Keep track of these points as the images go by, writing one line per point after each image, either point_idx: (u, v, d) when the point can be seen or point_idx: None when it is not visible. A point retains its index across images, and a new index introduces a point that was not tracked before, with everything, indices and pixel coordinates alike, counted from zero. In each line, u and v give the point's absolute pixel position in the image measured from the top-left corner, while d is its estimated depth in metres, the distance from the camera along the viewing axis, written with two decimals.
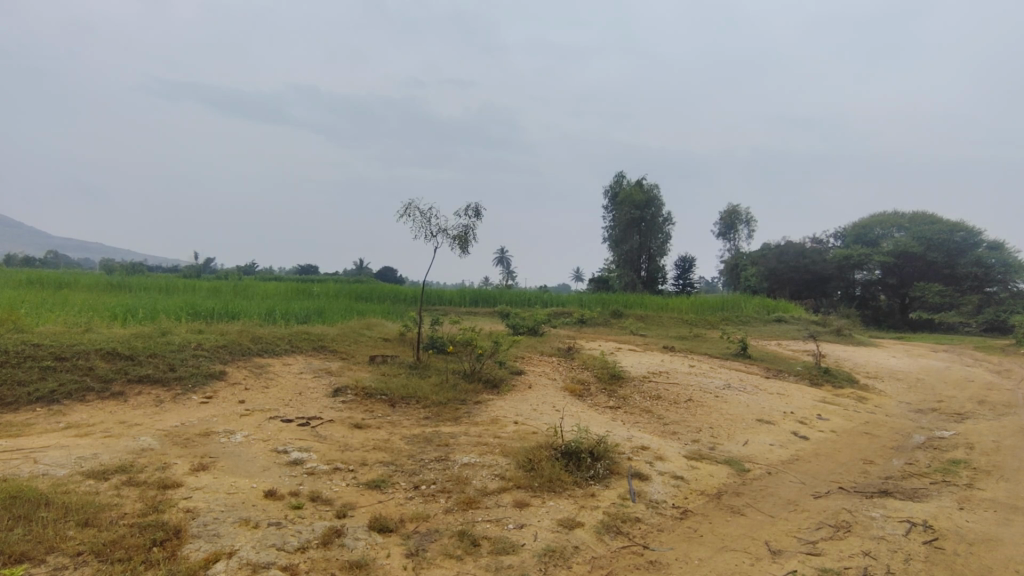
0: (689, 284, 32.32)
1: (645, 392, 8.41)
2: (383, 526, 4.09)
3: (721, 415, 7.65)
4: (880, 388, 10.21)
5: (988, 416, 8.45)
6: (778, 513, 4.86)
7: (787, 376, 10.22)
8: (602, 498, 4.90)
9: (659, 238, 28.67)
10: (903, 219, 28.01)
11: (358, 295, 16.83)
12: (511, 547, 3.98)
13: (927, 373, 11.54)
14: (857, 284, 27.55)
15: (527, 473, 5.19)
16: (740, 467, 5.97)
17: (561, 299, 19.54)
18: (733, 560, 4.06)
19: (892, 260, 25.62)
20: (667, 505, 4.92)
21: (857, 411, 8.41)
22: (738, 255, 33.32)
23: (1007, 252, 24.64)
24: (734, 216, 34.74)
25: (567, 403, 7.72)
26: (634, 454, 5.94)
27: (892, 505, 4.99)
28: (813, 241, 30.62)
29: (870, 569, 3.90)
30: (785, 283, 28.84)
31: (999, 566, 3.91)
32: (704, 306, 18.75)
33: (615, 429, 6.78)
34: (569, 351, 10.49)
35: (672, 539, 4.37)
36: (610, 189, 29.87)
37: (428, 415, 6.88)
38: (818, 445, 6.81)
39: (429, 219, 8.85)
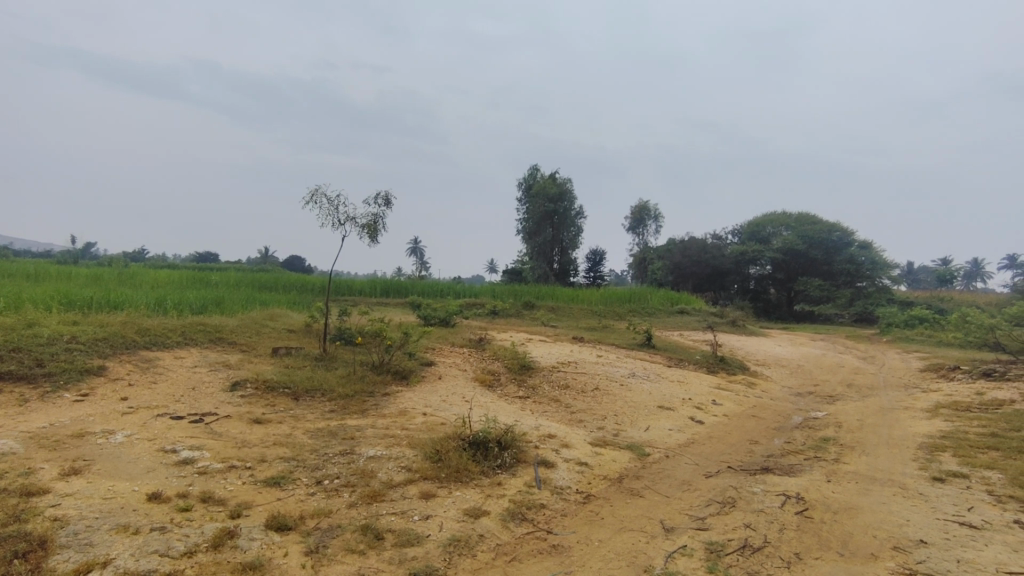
0: (599, 277, 33.42)
1: (553, 381, 8.62)
2: (280, 524, 3.93)
3: (625, 403, 7.99)
4: (767, 374, 11.10)
5: (855, 398, 9.42)
6: (673, 494, 5.16)
7: (686, 365, 10.84)
8: (508, 487, 4.98)
9: (572, 231, 29.32)
10: (790, 218, 30.40)
11: (261, 284, 15.95)
12: (416, 538, 3.96)
13: (806, 360, 12.65)
14: (751, 278, 29.63)
15: (434, 464, 5.17)
16: (640, 451, 6.27)
17: (475, 290, 19.57)
18: (630, 539, 4.27)
19: (781, 256, 27.92)
20: (571, 491, 5.08)
21: (746, 396, 9.08)
22: (646, 249, 34.85)
23: (875, 250, 27.46)
24: (644, 211, 36.21)
25: (477, 394, 7.75)
26: (541, 442, 6.08)
27: (771, 480, 5.44)
28: (712, 237, 32.59)
29: (750, 539, 4.24)
30: (688, 276, 30.30)
31: (857, 530, 4.38)
32: (612, 298, 19.40)
33: (523, 418, 6.90)
34: (480, 343, 10.52)
35: (575, 522, 4.52)
36: (525, 181, 30.21)
37: (334, 409, 6.67)
38: (711, 429, 7.28)
39: (336, 207, 8.51)
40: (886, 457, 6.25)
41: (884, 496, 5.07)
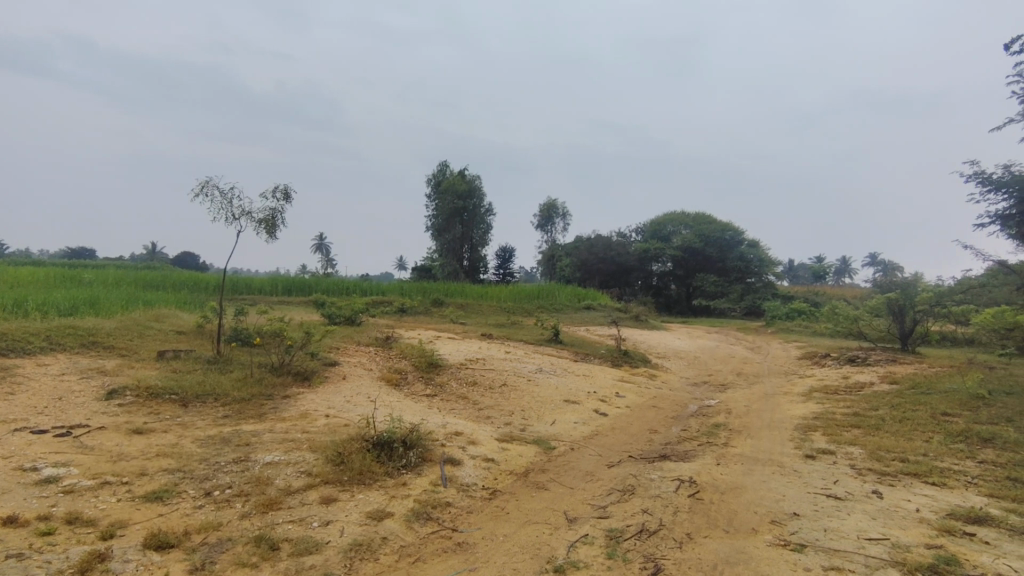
0: (509, 274, 33.80)
1: (462, 378, 8.60)
2: (162, 542, 3.64)
3: (533, 398, 8.13)
4: (666, 366, 11.72)
5: (743, 385, 10.18)
6: (576, 485, 5.31)
7: (592, 359, 11.21)
8: (414, 487, 4.91)
9: (481, 228, 29.44)
10: (688, 217, 32.25)
11: (145, 282, 14.67)
12: (314, 546, 3.80)
13: (701, 352, 13.48)
14: (653, 275, 31.11)
15: (336, 467, 4.99)
16: (546, 445, 6.40)
17: (383, 287, 19.13)
18: (534, 531, 4.34)
19: (681, 253, 29.60)
20: (477, 487, 5.09)
21: (647, 388, 9.53)
22: (555, 246, 35.67)
23: (762, 248, 29.77)
24: (553, 209, 36.99)
25: (383, 393, 7.59)
26: (448, 440, 6.05)
27: (668, 467, 5.75)
28: (618, 235, 33.93)
29: (646, 524, 4.44)
30: (595, 273, 31.23)
31: (741, 508, 4.71)
32: (521, 295, 19.65)
33: (430, 416, 6.83)
34: (387, 341, 10.31)
35: (481, 519, 4.54)
36: (434, 178, 29.88)
37: (228, 414, 6.27)
38: (614, 420, 7.57)
39: (230, 200, 8.00)
40: (768, 439, 6.79)
41: (765, 474, 5.51)
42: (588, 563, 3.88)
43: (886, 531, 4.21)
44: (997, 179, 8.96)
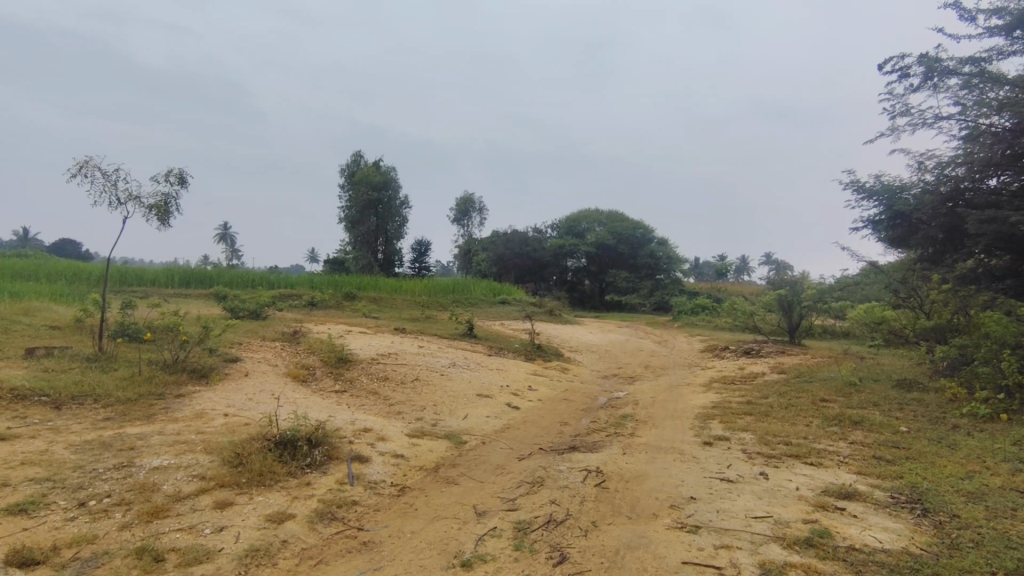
0: (425, 268, 33.45)
1: (373, 374, 8.38)
2: (24, 560, 3.27)
3: (445, 392, 8.08)
4: (578, 359, 12.05)
5: (650, 377, 10.67)
6: (486, 478, 5.33)
7: (506, 353, 11.31)
8: (318, 486, 4.73)
9: (396, 221, 28.96)
10: (602, 215, 33.27)
11: (14, 272, 13.14)
12: (205, 554, 3.57)
13: (612, 346, 13.97)
14: (568, 270, 31.78)
15: (233, 469, 4.71)
16: (458, 440, 6.38)
17: (291, 280, 18.28)
18: (442, 527, 4.31)
19: (595, 250, 30.34)
20: (386, 485, 4.99)
21: (559, 381, 9.75)
22: (471, 240, 35.65)
23: (670, 246, 31.29)
24: (469, 203, 36.93)
25: (288, 390, 7.25)
26: (356, 437, 5.87)
27: (576, 457, 5.90)
28: (534, 231, 34.44)
29: (553, 514, 4.54)
30: (511, 268, 31.63)
31: (643, 495, 4.92)
32: (435, 289, 19.44)
33: (338, 413, 6.61)
34: (294, 336, 9.87)
35: (388, 516, 4.44)
36: (347, 169, 28.89)
37: (110, 416, 5.75)
38: (526, 414, 7.67)
39: (115, 183, 7.33)
40: (670, 428, 7.14)
41: (667, 462, 5.79)
42: (495, 555, 3.90)
43: (770, 510, 4.55)
44: (870, 187, 9.90)
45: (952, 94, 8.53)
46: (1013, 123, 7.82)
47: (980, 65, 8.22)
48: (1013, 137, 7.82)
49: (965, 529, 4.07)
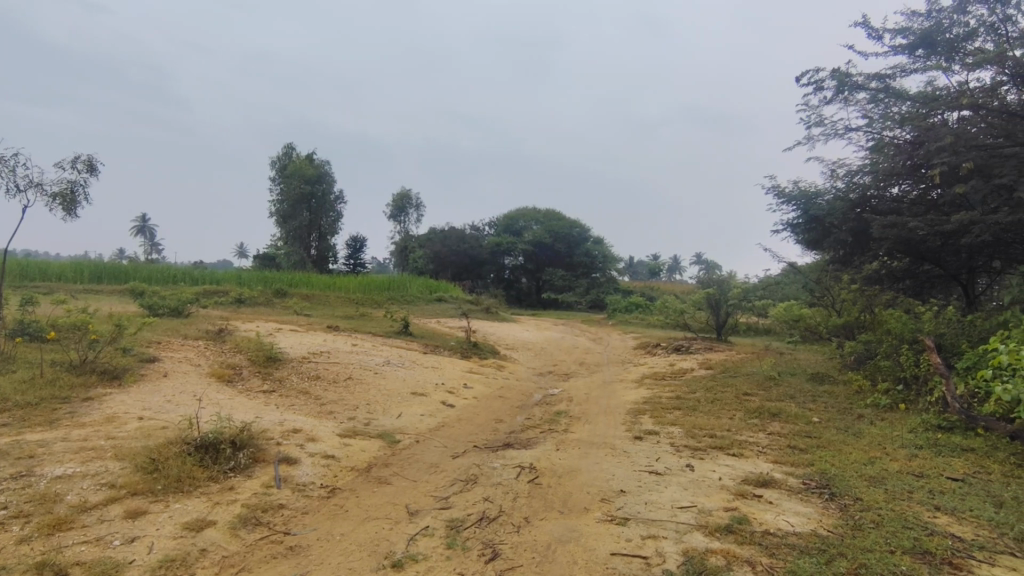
0: (360, 265, 32.74)
1: (303, 372, 8.12)
2: None
3: (379, 391, 7.95)
4: (514, 356, 12.14)
5: (584, 374, 10.90)
6: (420, 477, 5.28)
7: (442, 350, 11.24)
8: (242, 490, 4.54)
9: (330, 216, 28.17)
10: (539, 214, 33.64)
11: None
12: (114, 567, 3.35)
13: (547, 343, 14.17)
14: (505, 268, 31.91)
15: (147, 475, 4.44)
16: (392, 439, 6.29)
17: (217, 276, 17.42)
18: (373, 528, 4.23)
19: (531, 248, 30.62)
20: (315, 486, 4.85)
21: (495, 378, 9.80)
22: (409, 237, 35.20)
23: (605, 246, 32.06)
24: (406, 199, 36.43)
25: (211, 391, 6.92)
26: (284, 438, 5.68)
27: (510, 454, 5.95)
28: (472, 228, 34.42)
29: (487, 511, 4.55)
30: (447, 266, 31.38)
31: (575, 489, 5.02)
32: (370, 286, 19.06)
33: (265, 414, 6.37)
34: (219, 333, 9.41)
35: (317, 519, 4.32)
36: (278, 161, 27.80)
37: (6, 422, 5.28)
38: (461, 411, 7.66)
39: (13, 169, 6.75)
40: (602, 423, 7.31)
41: (598, 456, 5.93)
42: (427, 555, 3.87)
43: (695, 499, 4.75)
44: (788, 193, 10.48)
45: (861, 107, 9.14)
46: (913, 136, 8.48)
47: (885, 81, 8.84)
48: (913, 149, 8.48)
49: (867, 511, 4.40)
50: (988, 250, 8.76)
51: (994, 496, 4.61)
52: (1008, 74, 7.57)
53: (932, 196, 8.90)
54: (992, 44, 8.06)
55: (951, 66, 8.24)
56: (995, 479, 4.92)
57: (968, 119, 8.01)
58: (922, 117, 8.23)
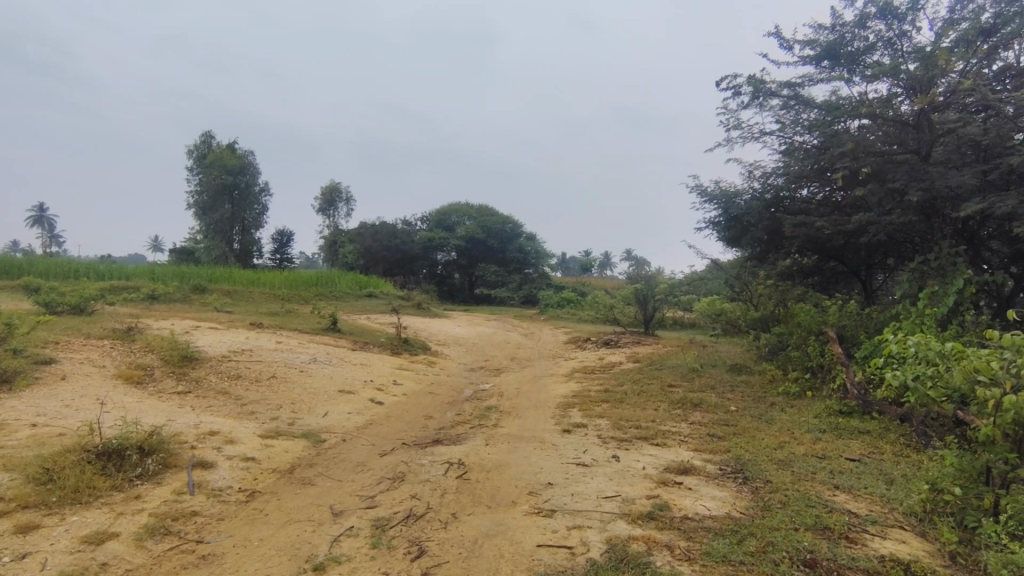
0: (287, 260, 31.54)
1: (222, 372, 7.74)
2: None
3: (304, 389, 7.68)
4: (446, 352, 12.07)
5: (515, 369, 10.99)
6: (346, 477, 5.16)
7: (372, 347, 11.02)
8: (150, 498, 4.27)
9: (254, 209, 27.01)
10: (472, 209, 33.53)
11: None
12: None
13: (479, 338, 14.18)
14: (438, 263, 31.67)
15: (41, 487, 4.10)
16: (317, 439, 6.10)
17: (126, 271, 16.27)
18: (294, 531, 4.09)
19: (464, 244, 30.51)
20: (232, 491, 4.63)
21: (426, 374, 9.70)
22: (338, 232, 34.26)
23: (537, 242, 32.41)
24: (336, 192, 35.41)
25: (118, 393, 6.46)
26: (199, 441, 5.39)
27: (439, 450, 5.91)
28: (404, 223, 33.91)
29: (414, 509, 4.50)
30: (378, 261, 30.76)
31: (503, 483, 5.05)
32: (297, 282, 18.40)
33: (179, 416, 6.02)
34: (127, 332, 8.81)
35: (233, 525, 4.13)
36: (195, 149, 26.29)
37: None
38: (390, 409, 7.54)
39: None
40: (532, 417, 7.40)
41: (527, 450, 6.00)
42: (350, 555, 3.78)
43: (619, 489, 4.89)
44: (710, 192, 10.98)
45: (774, 113, 9.67)
46: (820, 141, 9.07)
47: (795, 89, 9.38)
48: (819, 154, 9.09)
49: (775, 492, 4.68)
50: (884, 248, 9.55)
51: (886, 473, 5.02)
52: (902, 86, 8.22)
53: (836, 197, 9.57)
54: (888, 58, 8.72)
55: (853, 77, 8.89)
56: (887, 459, 5.37)
57: (867, 127, 8.62)
58: (828, 124, 8.81)
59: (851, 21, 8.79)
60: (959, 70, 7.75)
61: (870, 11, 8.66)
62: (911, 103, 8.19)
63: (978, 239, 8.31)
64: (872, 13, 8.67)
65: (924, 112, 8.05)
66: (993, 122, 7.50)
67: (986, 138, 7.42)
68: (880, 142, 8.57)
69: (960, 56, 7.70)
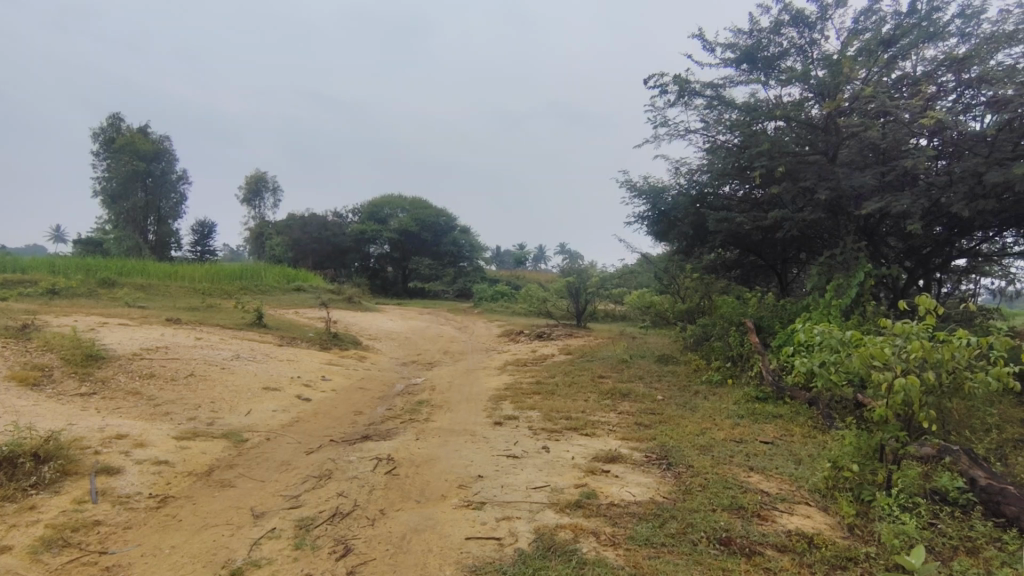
0: (209, 252, 29.95)
1: (133, 371, 7.26)
2: None
3: (225, 387, 7.34)
4: (377, 347, 11.84)
5: (448, 362, 10.93)
6: (268, 477, 4.96)
7: (300, 342, 10.65)
8: (47, 509, 3.96)
9: (171, 197, 25.52)
10: (405, 202, 32.91)
11: None
12: None
13: (412, 332, 14.00)
14: (370, 256, 30.99)
15: None
16: (238, 438, 5.84)
17: (22, 264, 14.95)
18: (211, 536, 3.90)
19: (397, 237, 29.92)
20: (142, 497, 4.36)
21: (356, 369, 9.48)
22: (265, 223, 32.89)
23: (472, 235, 32.24)
24: (261, 182, 33.92)
25: (12, 396, 5.94)
26: (104, 445, 5.03)
27: (368, 446, 5.80)
28: (335, 215, 32.91)
29: (340, 507, 4.39)
30: (309, 254, 30.19)
31: (434, 477, 5.01)
32: (218, 275, 17.50)
33: (82, 420, 5.60)
34: (22, 330, 8.10)
35: (143, 532, 3.89)
36: (102, 132, 24.39)
37: None
38: (318, 405, 7.32)
39: None
40: (464, 410, 7.39)
41: (458, 443, 5.98)
42: (271, 558, 3.65)
43: (548, 479, 4.97)
44: (639, 187, 11.30)
45: (698, 112, 10.04)
46: (740, 141, 9.53)
47: (717, 90, 9.77)
48: (739, 153, 9.53)
49: (696, 476, 4.89)
50: (798, 244, 10.16)
51: (795, 454, 5.36)
52: (813, 91, 8.73)
53: (755, 194, 10.08)
54: (801, 64, 9.25)
55: (769, 81, 9.35)
56: (796, 440, 5.72)
57: (782, 129, 9.13)
58: (747, 124, 9.25)
59: (767, 27, 9.26)
60: (862, 78, 8.32)
61: (784, 19, 9.15)
62: (821, 107, 8.71)
63: (878, 235, 8.96)
64: (785, 21, 9.17)
65: (831, 117, 8.57)
66: (890, 128, 7.92)
67: (885, 142, 7.96)
68: (793, 144, 9.08)
69: (863, 65, 8.25)
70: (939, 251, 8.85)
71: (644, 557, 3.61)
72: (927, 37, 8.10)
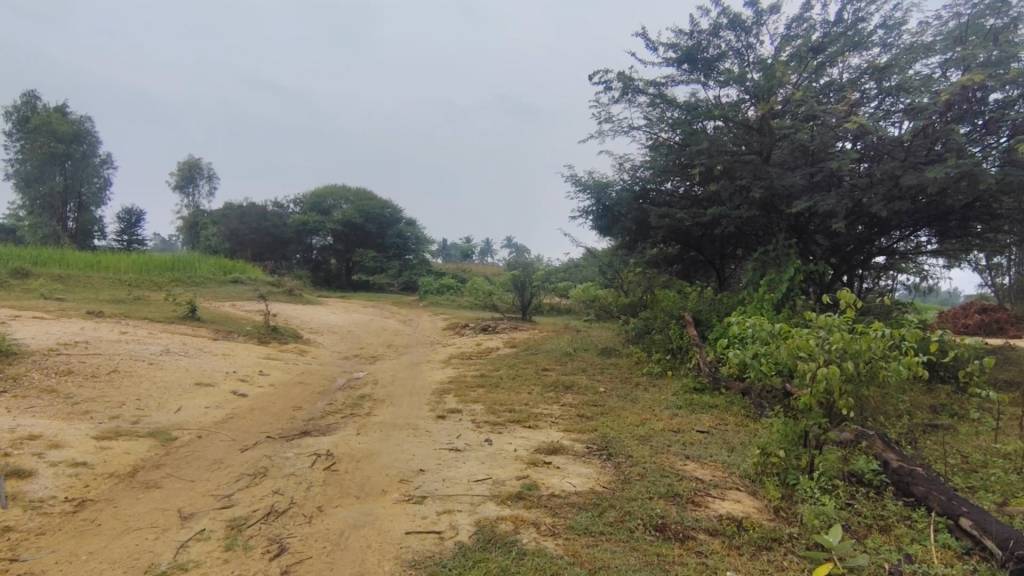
0: (137, 241, 28.37)
1: (49, 368, 6.78)
2: None
3: (153, 383, 6.97)
4: (318, 340, 11.53)
5: (392, 356, 10.77)
6: (198, 477, 4.75)
7: (235, 336, 10.24)
8: None
9: (93, 182, 24.01)
10: (349, 193, 32.06)
11: None
12: None
13: (355, 326, 13.70)
14: (312, 248, 30.17)
15: None
16: (166, 437, 5.56)
17: None
18: (133, 541, 3.70)
19: (340, 228, 29.13)
20: (57, 501, 4.09)
21: (295, 364, 9.20)
22: (199, 212, 31.51)
23: (418, 227, 31.77)
24: (195, 168, 32.33)
25: None
26: (14, 447, 4.69)
27: (306, 442, 5.65)
28: (275, 206, 31.76)
29: (275, 505, 4.26)
30: (247, 244, 29.59)
31: (374, 472, 4.93)
32: (147, 266, 16.59)
33: None
34: None
35: (58, 538, 3.66)
36: (14, 110, 22.57)
37: None
38: (254, 401, 7.06)
39: None
40: (407, 405, 7.30)
41: (400, 438, 5.90)
42: (200, 561, 3.49)
43: (490, 471, 4.98)
44: (584, 181, 11.42)
45: (642, 109, 10.24)
46: (681, 139, 9.78)
47: (660, 88, 9.98)
48: (680, 150, 9.78)
49: (635, 465, 5.02)
50: (734, 240, 10.55)
51: (728, 442, 5.58)
52: (748, 93, 9.05)
53: (694, 191, 10.38)
54: (737, 66, 9.58)
55: (708, 82, 9.63)
56: (730, 429, 5.96)
57: (720, 128, 9.43)
58: (688, 123, 9.50)
59: (706, 29, 9.53)
60: (793, 82, 8.69)
61: (722, 22, 9.47)
62: (755, 109, 9.05)
63: (807, 233, 9.42)
64: (723, 24, 9.48)
65: (765, 118, 8.92)
66: (818, 131, 8.31)
67: (813, 145, 8.34)
68: (730, 143, 9.39)
69: (794, 70, 8.62)
70: (861, 248, 9.40)
71: (583, 545, 3.67)
72: (852, 46, 8.56)
